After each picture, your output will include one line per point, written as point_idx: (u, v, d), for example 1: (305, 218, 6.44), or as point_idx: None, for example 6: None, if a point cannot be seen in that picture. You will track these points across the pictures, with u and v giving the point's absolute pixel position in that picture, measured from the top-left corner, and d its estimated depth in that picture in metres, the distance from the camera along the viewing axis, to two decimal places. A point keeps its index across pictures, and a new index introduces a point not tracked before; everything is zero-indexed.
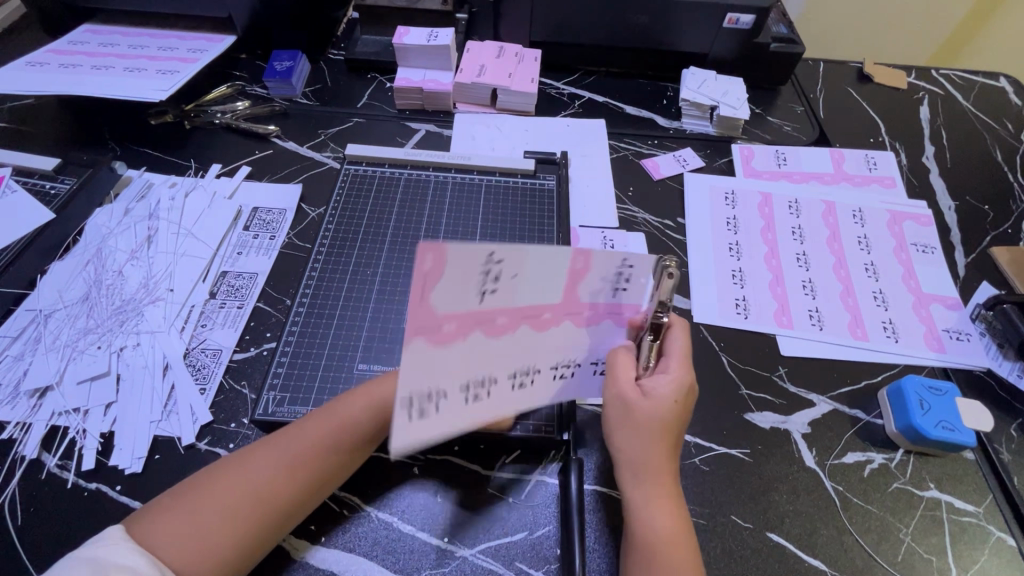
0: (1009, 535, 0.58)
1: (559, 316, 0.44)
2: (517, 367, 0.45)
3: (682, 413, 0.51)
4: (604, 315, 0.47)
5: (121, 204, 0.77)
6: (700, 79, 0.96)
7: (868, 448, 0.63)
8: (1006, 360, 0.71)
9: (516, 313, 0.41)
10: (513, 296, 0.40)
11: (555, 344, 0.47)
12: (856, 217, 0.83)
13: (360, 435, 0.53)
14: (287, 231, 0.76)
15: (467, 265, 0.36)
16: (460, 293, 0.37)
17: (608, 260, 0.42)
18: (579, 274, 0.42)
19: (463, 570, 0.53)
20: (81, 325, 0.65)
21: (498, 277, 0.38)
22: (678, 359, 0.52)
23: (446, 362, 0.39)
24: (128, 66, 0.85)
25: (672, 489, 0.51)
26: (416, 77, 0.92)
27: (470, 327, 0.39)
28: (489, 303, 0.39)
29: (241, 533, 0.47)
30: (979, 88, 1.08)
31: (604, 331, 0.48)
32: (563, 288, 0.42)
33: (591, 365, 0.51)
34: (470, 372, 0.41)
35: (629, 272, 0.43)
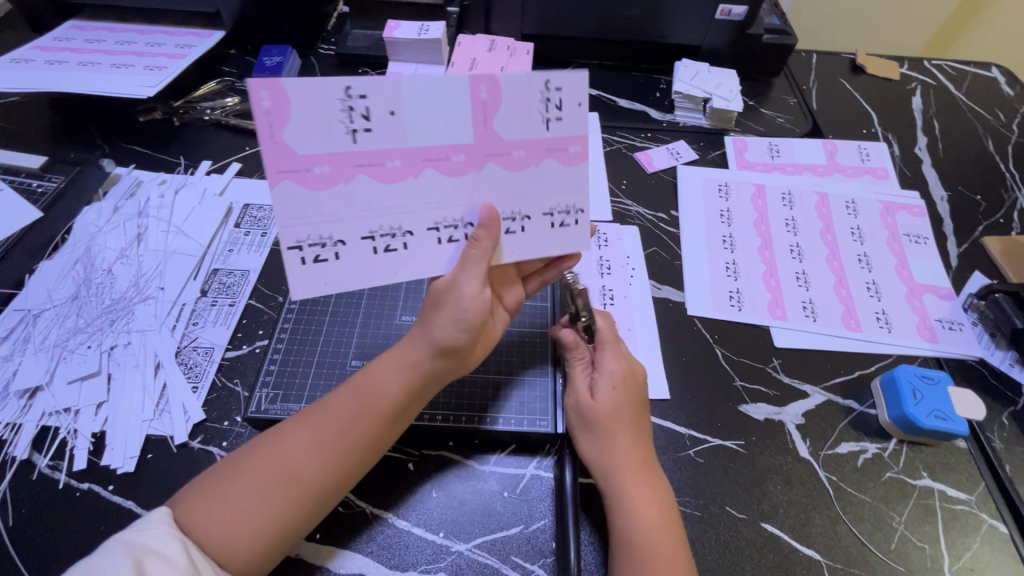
0: (1001, 523, 0.58)
1: (477, 160, 0.49)
2: (435, 216, 0.50)
3: (632, 402, 0.56)
4: (543, 152, 0.50)
5: (110, 202, 0.76)
6: (693, 72, 0.96)
7: (862, 438, 0.63)
8: (998, 349, 0.71)
9: (410, 155, 0.47)
10: (399, 131, 0.46)
11: (486, 189, 0.50)
12: (849, 208, 0.83)
13: (391, 404, 0.53)
14: (279, 227, 0.76)
15: (315, 101, 0.44)
16: (328, 124, 0.45)
17: (509, 86, 0.47)
18: (484, 106, 0.47)
19: (459, 565, 0.52)
20: (70, 325, 0.64)
21: (367, 113, 0.45)
22: (609, 347, 0.58)
23: (338, 199, 0.47)
24: (115, 62, 0.84)
25: (649, 480, 0.53)
26: (407, 72, 0.92)
27: (350, 169, 0.46)
28: (365, 141, 0.46)
29: (283, 517, 0.48)
30: (972, 79, 1.08)
31: (557, 174, 0.51)
32: (473, 125, 0.47)
33: (547, 220, 0.53)
34: (370, 223, 0.49)
35: (556, 94, 0.48)
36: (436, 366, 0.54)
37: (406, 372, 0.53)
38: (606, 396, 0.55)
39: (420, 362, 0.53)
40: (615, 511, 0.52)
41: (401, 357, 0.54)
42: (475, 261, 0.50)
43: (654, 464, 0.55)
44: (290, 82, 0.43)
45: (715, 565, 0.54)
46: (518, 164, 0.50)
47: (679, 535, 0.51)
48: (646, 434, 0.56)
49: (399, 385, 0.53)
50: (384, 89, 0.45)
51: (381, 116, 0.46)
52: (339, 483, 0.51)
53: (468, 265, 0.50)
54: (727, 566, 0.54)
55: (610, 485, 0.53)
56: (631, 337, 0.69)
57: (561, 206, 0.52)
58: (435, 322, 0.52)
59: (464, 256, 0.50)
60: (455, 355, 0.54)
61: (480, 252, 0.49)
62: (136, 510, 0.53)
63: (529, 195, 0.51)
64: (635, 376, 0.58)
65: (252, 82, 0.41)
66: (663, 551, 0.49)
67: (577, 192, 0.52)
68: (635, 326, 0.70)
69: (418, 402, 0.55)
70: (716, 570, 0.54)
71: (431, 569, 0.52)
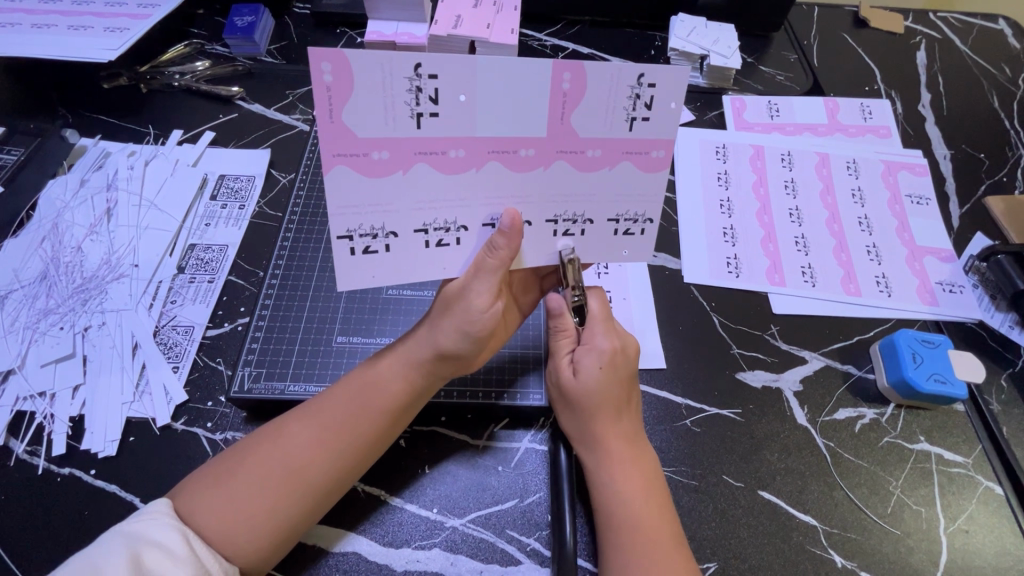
0: (997, 485, 0.58)
1: (544, 155, 0.45)
2: (491, 212, 0.47)
3: (621, 381, 0.53)
4: (619, 154, 0.46)
5: (76, 174, 0.72)
6: (690, 27, 0.91)
7: (860, 403, 0.62)
8: (998, 311, 0.70)
9: (475, 147, 0.44)
10: (467, 120, 0.43)
11: (546, 186, 0.47)
12: (850, 169, 0.81)
13: (394, 401, 0.51)
14: (257, 199, 0.72)
15: (380, 78, 0.40)
16: (393, 108, 0.41)
17: (597, 78, 0.42)
18: (564, 99, 0.43)
19: (454, 540, 0.52)
20: (41, 306, 0.61)
21: (436, 95, 0.41)
22: (598, 324, 0.55)
23: (393, 188, 0.44)
24: (72, 24, 0.79)
25: (633, 456, 0.52)
26: (387, 31, 0.86)
27: (411, 157, 0.43)
28: (430, 127, 0.42)
29: (283, 515, 0.46)
30: (977, 31, 1.04)
31: (631, 178, 0.48)
32: (547, 116, 0.44)
33: (611, 226, 0.50)
34: (426, 216, 0.46)
35: (646, 91, 0.43)
36: (439, 367, 0.52)
37: (411, 369, 0.51)
38: (591, 373, 0.52)
39: (424, 360, 0.51)
40: (597, 488, 0.51)
41: (405, 352, 0.52)
42: (489, 271, 0.47)
43: (640, 437, 0.53)
44: (356, 53, 0.38)
45: (712, 534, 0.54)
46: (591, 164, 0.47)
47: (666, 508, 0.50)
48: (632, 407, 0.54)
49: (402, 381, 0.51)
50: (457, 70, 0.40)
51: (450, 99, 0.41)
52: (341, 482, 0.49)
53: (481, 274, 0.48)
54: (723, 534, 0.54)
55: (593, 462, 0.52)
56: (625, 306, 0.67)
57: (628, 213, 0.49)
58: (439, 326, 0.50)
59: (478, 264, 0.48)
60: (458, 361, 0.52)
61: (497, 263, 0.47)
62: (119, 493, 0.52)
63: (595, 197, 0.48)
64: (625, 352, 0.55)
65: (312, 51, 0.37)
66: (649, 529, 0.48)
67: (654, 202, 0.49)
68: (629, 295, 0.67)
69: (422, 401, 0.53)
70: (712, 536, 0.53)
71: (425, 545, 0.52)
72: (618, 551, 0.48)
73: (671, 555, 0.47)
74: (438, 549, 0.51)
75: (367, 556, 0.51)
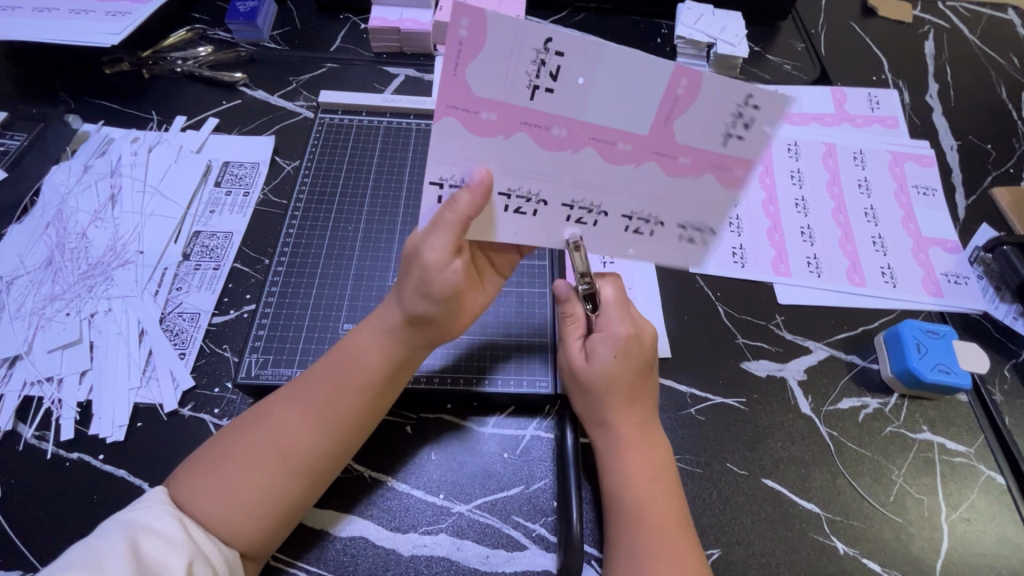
0: (999, 474, 0.59)
1: (639, 152, 0.42)
2: (573, 195, 0.45)
3: (636, 368, 0.52)
4: (706, 166, 0.43)
5: (79, 160, 0.72)
6: (697, 15, 0.90)
7: (863, 393, 0.62)
8: (1002, 303, 0.70)
9: (578, 128, 0.41)
10: (578, 103, 0.40)
11: (632, 184, 0.45)
12: (857, 159, 0.80)
13: (376, 374, 0.51)
14: (262, 185, 0.72)
15: (513, 41, 0.37)
16: (512, 75, 0.38)
17: (714, 85, 0.39)
18: (676, 101, 0.40)
19: (461, 526, 0.52)
20: (46, 292, 0.61)
21: (557, 72, 0.38)
22: (614, 311, 0.54)
23: (493, 149, 0.42)
24: (73, 8, 0.78)
25: (644, 439, 0.52)
26: (392, 16, 0.85)
27: (516, 125, 0.41)
28: (543, 102, 0.40)
29: (276, 495, 0.47)
30: (987, 21, 1.03)
31: (709, 193, 0.45)
32: (653, 114, 0.40)
33: (678, 231, 0.48)
34: (513, 181, 0.44)
35: (750, 112, 0.40)
36: (415, 336, 0.51)
37: (386, 340, 0.51)
38: (605, 360, 0.52)
39: (400, 329, 0.50)
40: (606, 469, 0.52)
41: (380, 322, 0.51)
42: (446, 226, 0.43)
43: (652, 425, 0.53)
44: (498, 15, 0.36)
45: (714, 521, 0.54)
46: (678, 171, 0.43)
47: (676, 496, 0.50)
48: (648, 395, 0.54)
49: (382, 354, 0.51)
50: (586, 50, 0.38)
51: (570, 79, 0.39)
52: (331, 463, 0.49)
53: (439, 229, 0.44)
54: (727, 522, 0.54)
55: (606, 445, 0.52)
56: (631, 296, 0.67)
57: (695, 223, 0.47)
58: (405, 290, 0.48)
59: (437, 218, 0.44)
60: (431, 327, 0.50)
61: (455, 217, 0.43)
62: (127, 478, 0.52)
63: (680, 205, 0.46)
64: (642, 339, 0.54)
65: (456, 5, 0.35)
66: (658, 516, 0.48)
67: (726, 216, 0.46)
68: (634, 285, 0.68)
69: (404, 373, 0.53)
70: (715, 525, 0.54)
71: (432, 530, 0.52)
72: (623, 542, 0.48)
73: (676, 547, 0.47)
74: (445, 534, 0.52)
75: (374, 541, 0.51)
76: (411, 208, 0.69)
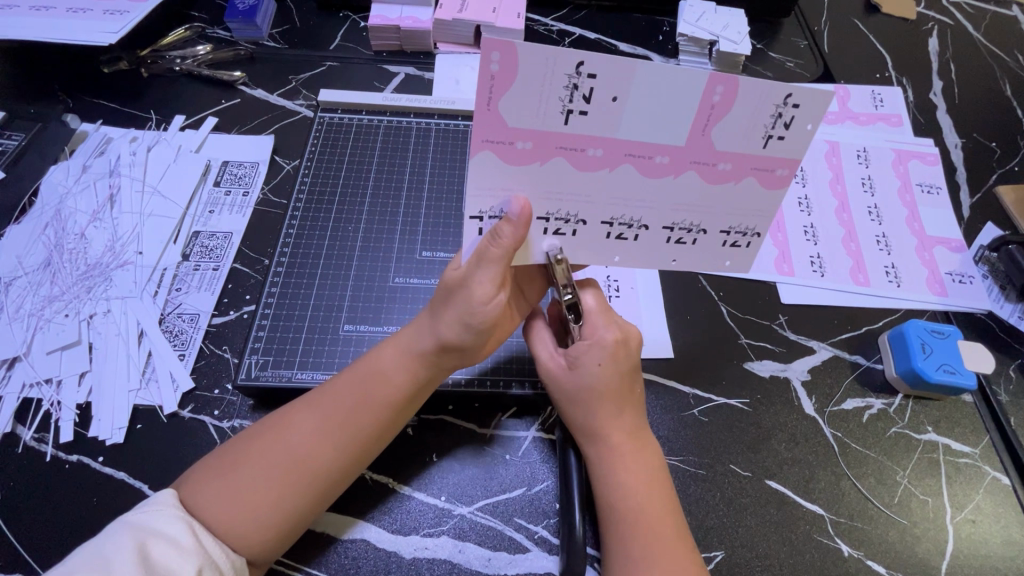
0: (1004, 475, 0.58)
1: (679, 164, 0.43)
2: (612, 213, 0.46)
3: (624, 373, 0.52)
4: (747, 170, 0.44)
5: (78, 160, 0.71)
6: (699, 12, 0.90)
7: (868, 393, 0.62)
8: (1007, 302, 0.69)
9: (614, 147, 0.42)
10: (611, 123, 0.40)
11: (673, 194, 0.45)
12: (861, 157, 0.80)
13: (400, 392, 0.50)
14: (261, 185, 0.71)
15: (544, 72, 0.38)
16: (547, 104, 0.39)
17: (751, 91, 0.40)
18: (711, 111, 0.40)
19: (463, 528, 0.52)
20: (45, 293, 0.61)
21: (590, 94, 0.39)
22: (597, 317, 0.53)
23: (530, 176, 0.43)
24: (71, 6, 0.77)
25: (637, 449, 0.51)
26: (392, 14, 0.84)
27: (551, 151, 0.41)
28: (576, 125, 0.40)
29: (289, 506, 0.46)
30: (991, 18, 1.02)
31: (751, 196, 0.46)
32: (691, 125, 0.41)
33: (721, 237, 0.49)
34: (551, 205, 0.45)
35: (790, 111, 0.40)
36: (444, 359, 0.51)
37: (411, 359, 0.50)
38: (590, 370, 0.51)
39: (428, 353, 0.50)
40: (600, 481, 0.50)
41: (407, 342, 0.51)
42: (493, 261, 0.45)
43: (643, 431, 0.52)
44: (528, 46, 0.37)
45: (718, 522, 0.54)
46: (718, 177, 0.44)
47: (672, 503, 0.49)
48: (636, 400, 0.53)
49: (407, 374, 0.51)
50: (618, 71, 0.38)
51: (602, 100, 0.39)
52: (342, 476, 0.49)
53: (484, 263, 0.45)
54: (730, 524, 0.54)
55: (598, 455, 0.51)
56: (633, 296, 0.66)
57: (741, 226, 0.48)
58: (442, 316, 0.49)
59: (482, 254, 0.45)
60: (462, 352, 0.51)
61: (501, 252, 0.44)
62: (127, 481, 0.52)
63: (720, 211, 0.46)
64: (629, 343, 0.53)
65: (485, 42, 0.36)
66: (656, 519, 0.48)
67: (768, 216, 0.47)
68: (636, 285, 0.67)
69: (425, 392, 0.52)
70: (719, 526, 0.54)
71: (434, 532, 0.52)
72: (623, 547, 0.47)
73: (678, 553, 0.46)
74: (447, 536, 0.51)
75: (375, 544, 0.51)
76: (412, 208, 0.68)
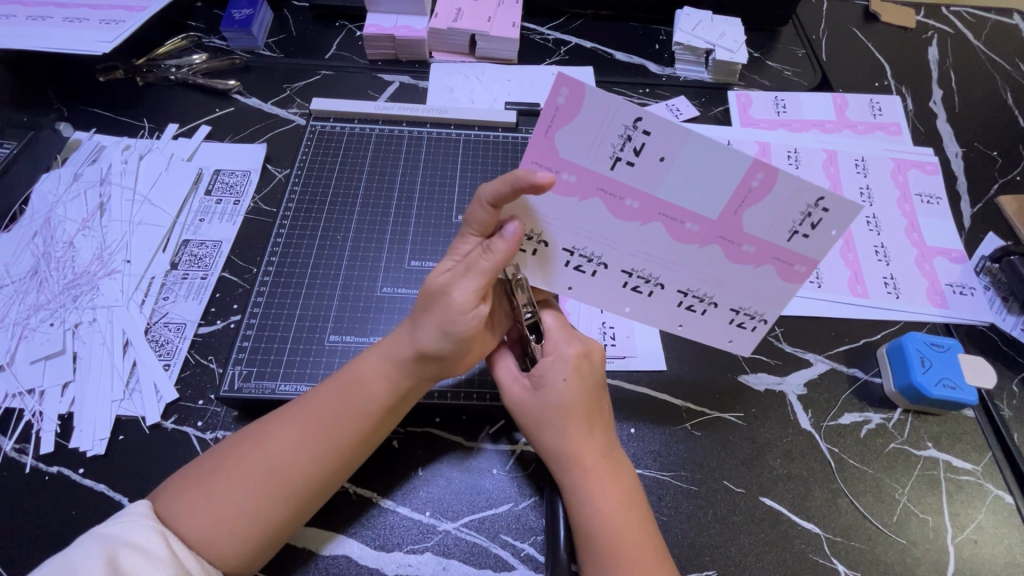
0: (1007, 493, 0.56)
1: (706, 234, 0.43)
2: (635, 264, 0.46)
3: (589, 390, 0.51)
4: (767, 258, 0.44)
5: (70, 168, 0.71)
6: (695, 21, 0.89)
7: (866, 408, 0.60)
8: (1010, 314, 0.68)
9: (652, 204, 0.42)
10: (655, 180, 0.40)
11: (692, 262, 0.45)
12: (858, 166, 0.79)
13: (382, 403, 0.49)
14: (252, 194, 0.71)
15: (605, 116, 0.38)
16: (599, 146, 0.40)
17: (788, 185, 0.40)
18: (747, 194, 0.40)
19: (447, 544, 0.51)
20: (32, 302, 0.61)
21: (642, 149, 0.39)
22: (559, 334, 0.53)
23: (567, 210, 0.43)
24: (68, 16, 0.78)
25: (609, 469, 0.49)
26: (386, 23, 0.84)
27: (593, 191, 0.42)
28: (623, 174, 0.40)
29: (267, 519, 0.45)
30: (992, 26, 1.01)
31: (766, 283, 0.46)
32: (725, 203, 0.41)
33: (729, 314, 0.49)
34: (581, 242, 0.45)
35: (818, 214, 0.40)
36: (424, 369, 0.50)
37: (392, 368, 0.50)
38: (556, 387, 0.50)
39: (409, 362, 0.49)
40: (573, 506, 0.48)
41: (387, 350, 0.50)
42: (480, 272, 0.45)
43: (615, 449, 0.51)
44: (599, 90, 0.38)
45: (710, 541, 0.52)
46: (739, 257, 0.44)
47: (649, 526, 0.48)
48: (604, 417, 0.52)
49: (387, 383, 0.50)
50: (675, 135, 0.38)
51: (651, 159, 0.40)
52: (323, 489, 0.48)
53: (471, 273, 0.46)
54: (723, 542, 0.52)
55: (568, 478, 0.49)
56: None
57: (749, 308, 0.48)
58: (422, 324, 0.48)
59: (471, 264, 0.46)
60: (442, 362, 0.49)
61: (490, 265, 0.45)
62: (107, 493, 0.51)
63: (735, 288, 0.47)
64: (590, 357, 0.52)
65: (559, 78, 0.37)
66: (629, 539, 0.46)
67: (778, 306, 0.47)
68: None
69: (407, 401, 0.51)
70: (712, 546, 0.52)
71: (417, 549, 0.50)
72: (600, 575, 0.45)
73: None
74: (430, 554, 0.50)
75: (357, 560, 0.50)
76: (402, 216, 0.68)
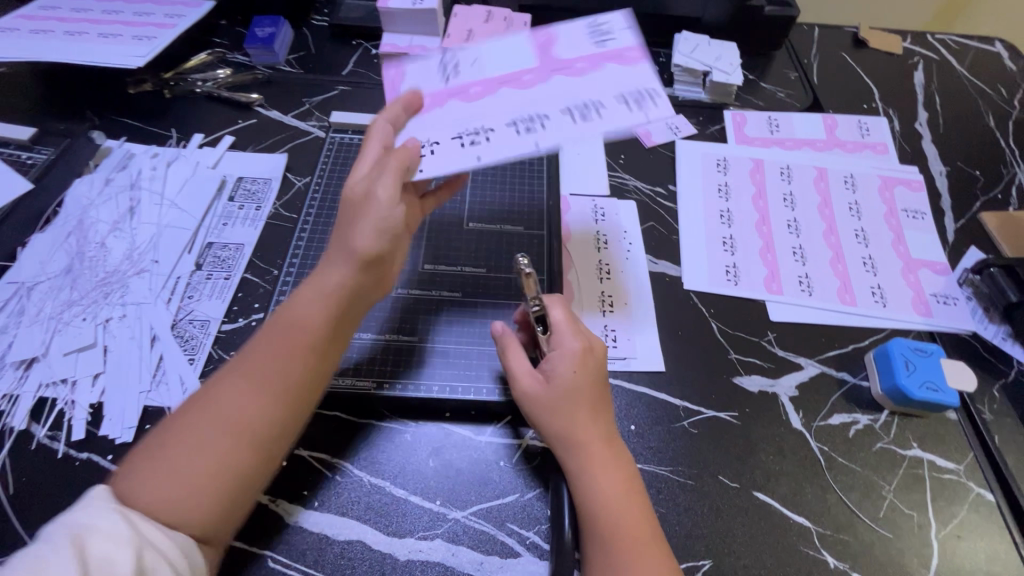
0: (988, 491, 0.59)
1: (543, 73, 0.65)
2: (511, 117, 0.60)
3: (594, 382, 0.54)
4: (599, 61, 0.66)
5: (101, 174, 0.75)
6: (693, 44, 0.94)
7: (854, 409, 0.64)
8: (991, 323, 0.71)
9: (491, 84, 0.65)
10: (483, 71, 0.65)
11: (542, 95, 0.62)
12: (847, 182, 0.83)
13: (320, 332, 0.51)
14: (273, 201, 0.75)
15: (425, 66, 0.68)
16: (435, 77, 0.66)
17: (566, 30, 0.70)
18: (546, 45, 0.68)
19: (456, 531, 0.53)
20: (65, 298, 0.64)
21: (459, 65, 0.68)
22: (566, 327, 0.56)
23: (435, 115, 0.62)
24: (103, 32, 0.83)
25: (612, 457, 0.52)
26: (402, 43, 0.89)
27: (444, 97, 0.63)
28: (462, 79, 0.66)
29: (231, 471, 0.45)
30: (974, 54, 1.07)
31: (618, 73, 0.64)
32: (536, 57, 0.67)
33: (619, 105, 0.61)
34: (462, 127, 0.59)
35: (611, 33, 0.69)
36: (356, 282, 0.53)
37: (324, 297, 0.52)
38: (566, 376, 0.53)
39: (340, 285, 0.52)
40: (578, 492, 0.51)
41: (320, 283, 0.52)
42: (390, 169, 0.54)
43: (618, 439, 0.54)
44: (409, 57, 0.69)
45: (706, 533, 0.55)
46: (580, 72, 0.65)
47: (647, 512, 0.50)
48: (607, 409, 0.55)
49: (324, 312, 0.52)
50: (474, 53, 0.69)
51: (467, 67, 0.67)
52: (283, 431, 0.48)
53: (384, 171, 0.54)
54: (717, 533, 0.55)
55: (574, 466, 0.51)
56: (626, 310, 0.68)
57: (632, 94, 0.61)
58: (349, 236, 0.52)
59: (381, 167, 0.54)
60: (376, 265, 0.54)
61: (394, 164, 0.54)
62: None
63: (599, 84, 0.63)
64: (596, 351, 0.56)
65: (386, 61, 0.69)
66: (630, 521, 0.49)
67: (640, 81, 0.63)
68: (631, 302, 0.69)
69: (344, 329, 0.54)
70: (707, 536, 0.55)
71: (427, 535, 0.53)
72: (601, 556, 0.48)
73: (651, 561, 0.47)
74: (440, 540, 0.53)
75: (370, 545, 0.52)
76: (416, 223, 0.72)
